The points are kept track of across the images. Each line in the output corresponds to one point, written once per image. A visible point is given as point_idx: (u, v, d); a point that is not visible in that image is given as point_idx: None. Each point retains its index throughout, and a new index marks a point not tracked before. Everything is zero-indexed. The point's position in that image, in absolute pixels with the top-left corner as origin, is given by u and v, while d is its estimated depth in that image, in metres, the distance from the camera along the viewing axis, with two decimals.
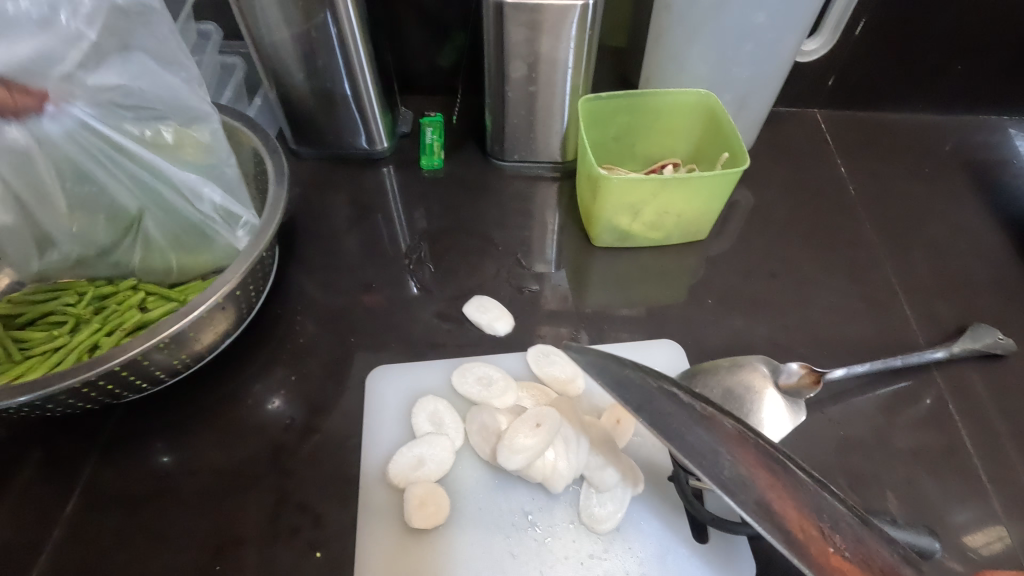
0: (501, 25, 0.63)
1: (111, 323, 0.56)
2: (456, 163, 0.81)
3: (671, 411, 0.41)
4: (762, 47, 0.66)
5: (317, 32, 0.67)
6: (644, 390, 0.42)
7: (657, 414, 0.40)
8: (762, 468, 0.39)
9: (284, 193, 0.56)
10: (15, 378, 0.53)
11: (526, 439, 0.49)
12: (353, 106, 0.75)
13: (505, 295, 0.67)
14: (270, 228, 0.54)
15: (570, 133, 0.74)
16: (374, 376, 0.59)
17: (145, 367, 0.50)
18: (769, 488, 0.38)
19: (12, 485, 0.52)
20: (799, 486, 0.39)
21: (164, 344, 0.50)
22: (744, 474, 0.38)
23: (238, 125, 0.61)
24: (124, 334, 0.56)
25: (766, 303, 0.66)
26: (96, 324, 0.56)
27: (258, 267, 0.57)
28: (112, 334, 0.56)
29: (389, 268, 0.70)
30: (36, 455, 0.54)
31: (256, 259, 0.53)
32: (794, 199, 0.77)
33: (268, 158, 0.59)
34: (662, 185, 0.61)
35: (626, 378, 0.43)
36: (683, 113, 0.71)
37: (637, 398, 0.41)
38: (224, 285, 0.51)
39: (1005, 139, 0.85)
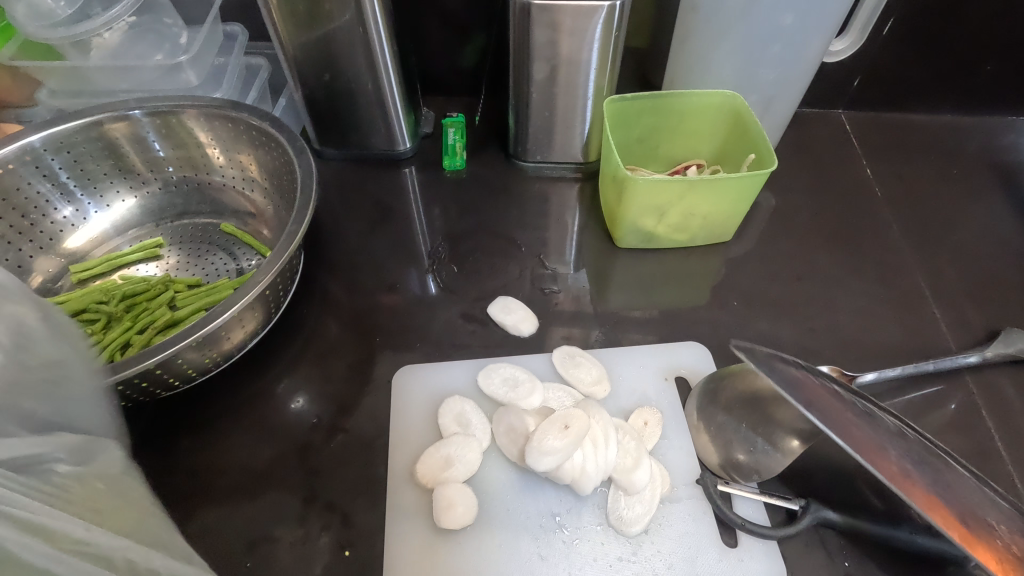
0: (528, 27, 0.63)
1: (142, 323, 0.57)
2: (478, 164, 0.81)
3: (837, 407, 0.40)
4: (789, 49, 0.66)
5: (343, 34, 0.67)
6: (808, 387, 0.40)
7: (830, 405, 0.39)
8: (928, 462, 0.39)
9: (312, 194, 0.57)
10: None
11: (555, 441, 0.49)
12: (377, 106, 0.75)
13: (529, 296, 0.67)
14: (299, 229, 0.55)
15: (593, 135, 0.74)
16: (401, 375, 0.59)
17: (178, 366, 0.51)
18: (940, 479, 0.38)
19: None
20: (956, 475, 0.40)
21: (196, 344, 0.50)
22: (920, 466, 0.38)
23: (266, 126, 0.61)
24: (156, 331, 0.57)
25: (792, 305, 0.66)
26: (127, 322, 0.57)
27: (286, 268, 0.57)
28: (142, 334, 0.57)
29: (413, 268, 0.70)
30: None
31: (286, 260, 0.54)
32: (819, 201, 0.76)
33: (295, 159, 0.59)
34: (689, 187, 0.61)
35: (791, 376, 0.40)
36: (708, 114, 0.70)
37: (806, 392, 0.39)
38: (254, 285, 0.52)
39: None
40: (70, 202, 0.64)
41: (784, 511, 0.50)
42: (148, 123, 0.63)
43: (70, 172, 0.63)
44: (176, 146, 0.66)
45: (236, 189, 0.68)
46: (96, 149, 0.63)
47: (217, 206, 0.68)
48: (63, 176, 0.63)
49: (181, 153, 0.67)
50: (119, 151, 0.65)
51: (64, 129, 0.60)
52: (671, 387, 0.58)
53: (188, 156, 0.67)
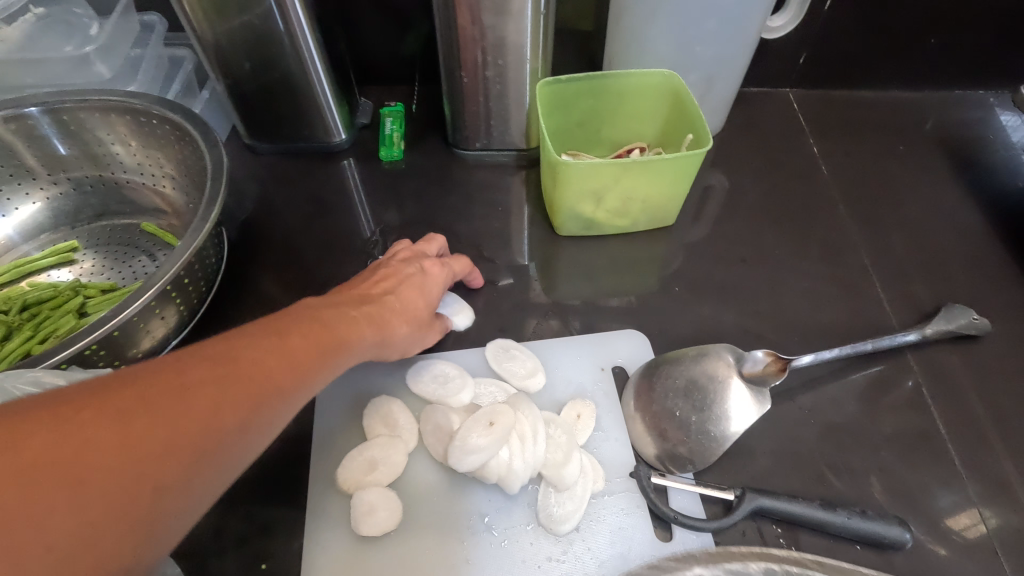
0: (452, 9, 0.60)
1: (45, 332, 0.53)
2: (418, 154, 0.78)
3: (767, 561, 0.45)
4: (725, 25, 0.64)
5: (260, 20, 0.64)
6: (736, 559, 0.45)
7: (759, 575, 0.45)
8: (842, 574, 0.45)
9: (223, 188, 0.53)
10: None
11: (479, 439, 0.46)
12: (307, 96, 0.72)
13: (467, 289, 0.64)
14: (208, 225, 0.52)
15: (532, 120, 0.72)
16: None
17: None
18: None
19: None
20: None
21: (93, 350, 0.47)
22: None
23: (175, 118, 0.58)
24: (59, 341, 0.53)
25: (737, 289, 0.64)
26: (28, 331, 0.53)
27: (198, 267, 0.54)
28: (45, 343, 0.53)
29: (348, 265, 0.67)
30: None
31: (192, 258, 0.51)
32: (765, 181, 0.75)
33: (207, 152, 0.56)
34: (624, 170, 0.59)
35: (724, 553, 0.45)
36: (647, 95, 0.68)
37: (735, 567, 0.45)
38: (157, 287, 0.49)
39: (982, 114, 0.83)
40: None
41: (721, 502, 0.48)
42: (50, 119, 0.59)
43: None
44: (84, 143, 0.62)
45: (153, 187, 0.64)
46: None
47: (135, 205, 0.65)
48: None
49: (91, 150, 0.63)
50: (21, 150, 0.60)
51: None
52: (609, 378, 0.56)
53: (99, 154, 0.63)
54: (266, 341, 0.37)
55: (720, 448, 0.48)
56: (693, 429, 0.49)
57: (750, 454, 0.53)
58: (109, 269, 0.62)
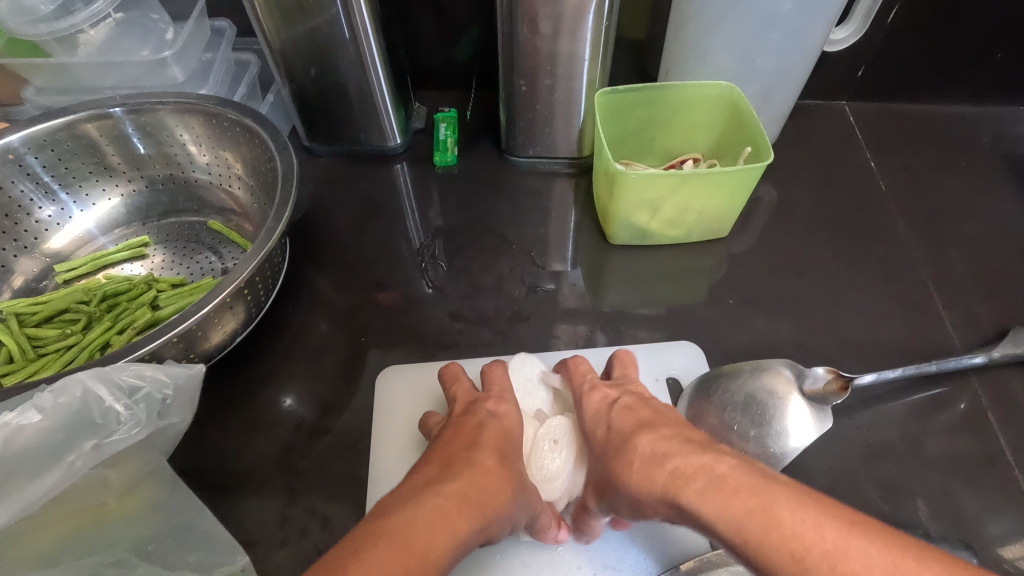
0: (514, 19, 0.61)
1: (124, 323, 0.56)
2: (470, 159, 0.79)
3: None
4: (787, 37, 0.63)
5: (328, 27, 0.66)
6: None
7: None
8: None
9: (293, 189, 0.55)
10: (29, 377, 0.53)
11: (541, 454, 0.51)
12: (366, 101, 0.74)
13: (518, 294, 0.65)
14: (278, 227, 0.53)
15: (586, 129, 0.72)
16: (386, 375, 0.58)
17: None
18: None
19: None
20: None
21: (173, 343, 0.49)
22: None
23: (248, 121, 0.60)
24: (136, 332, 0.56)
25: (791, 302, 0.64)
26: (107, 322, 0.56)
27: (267, 265, 0.56)
28: (124, 334, 0.56)
29: (401, 266, 0.69)
30: None
31: (264, 257, 0.53)
32: (820, 194, 0.74)
33: (277, 155, 0.58)
34: (682, 181, 0.59)
35: None
36: (703, 107, 0.68)
37: None
38: (232, 285, 0.50)
39: None
40: (54, 200, 0.63)
41: None
42: (130, 119, 0.62)
43: (53, 170, 0.62)
44: (161, 142, 0.65)
45: (221, 185, 0.67)
46: (78, 146, 0.62)
47: (203, 202, 0.68)
48: (46, 174, 0.62)
49: (165, 150, 0.66)
50: (102, 148, 0.64)
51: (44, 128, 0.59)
52: (663, 389, 0.57)
53: (172, 153, 0.66)
54: (438, 518, 0.38)
55: (778, 464, 0.48)
56: (751, 443, 0.49)
57: (805, 471, 0.52)
58: (179, 264, 0.64)
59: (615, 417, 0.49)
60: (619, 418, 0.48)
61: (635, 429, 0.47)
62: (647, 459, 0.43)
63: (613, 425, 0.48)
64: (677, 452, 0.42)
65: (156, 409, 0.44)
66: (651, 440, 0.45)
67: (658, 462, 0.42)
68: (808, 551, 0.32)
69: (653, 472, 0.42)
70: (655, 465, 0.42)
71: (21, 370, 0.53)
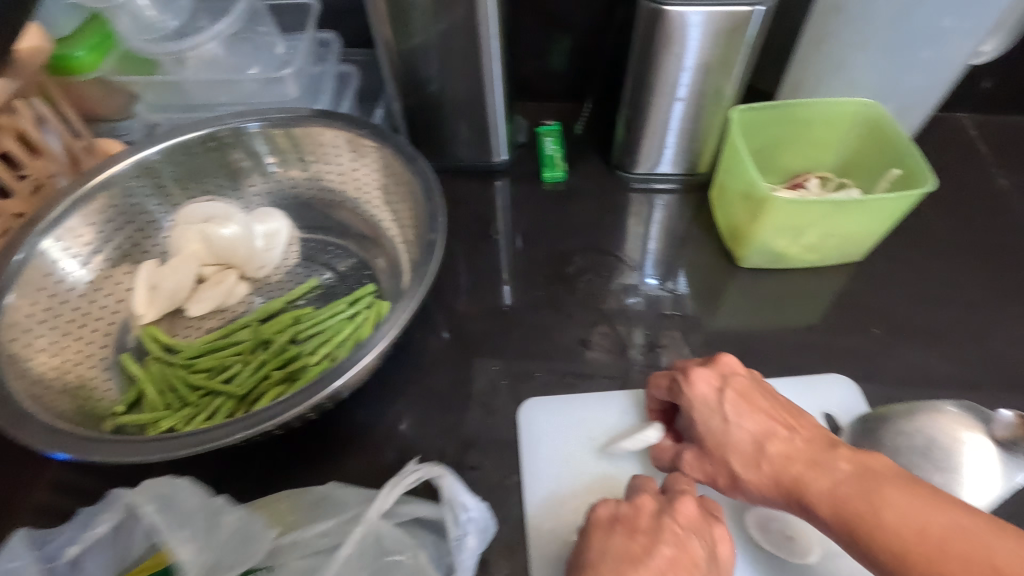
0: (652, 37, 0.59)
1: (277, 356, 0.54)
2: (579, 175, 0.77)
3: None
4: (936, 54, 0.60)
5: (457, 41, 0.63)
6: None
7: None
8: None
9: (439, 207, 0.52)
10: (183, 419, 0.51)
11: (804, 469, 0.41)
12: (477, 120, 0.72)
13: (650, 320, 0.62)
14: (431, 274, 0.49)
15: (709, 145, 0.70)
16: (525, 411, 0.56)
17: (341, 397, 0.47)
18: None
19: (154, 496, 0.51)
20: None
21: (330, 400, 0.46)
22: None
23: (363, 135, 0.60)
24: (288, 371, 0.54)
25: (937, 333, 0.60)
26: (263, 361, 0.54)
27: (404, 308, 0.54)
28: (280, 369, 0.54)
29: (525, 293, 0.65)
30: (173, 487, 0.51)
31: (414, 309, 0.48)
32: (951, 216, 0.70)
33: (409, 167, 0.56)
34: (836, 208, 0.56)
35: None
36: (838, 124, 0.65)
37: None
38: (381, 331, 0.46)
39: None
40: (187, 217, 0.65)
41: None
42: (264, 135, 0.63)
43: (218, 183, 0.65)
44: (292, 160, 0.65)
45: (363, 213, 0.65)
46: (214, 161, 0.63)
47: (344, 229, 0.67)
48: (196, 181, 0.64)
49: (316, 174, 0.66)
50: (242, 170, 0.65)
51: (190, 159, 0.62)
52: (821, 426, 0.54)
53: (318, 175, 0.66)
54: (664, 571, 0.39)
55: None
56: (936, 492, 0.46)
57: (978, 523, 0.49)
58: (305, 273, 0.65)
59: (737, 415, 0.45)
60: (736, 411, 0.45)
61: (765, 430, 0.44)
62: (734, 436, 0.44)
63: (728, 421, 0.45)
64: (796, 456, 0.42)
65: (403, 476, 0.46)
66: (781, 446, 0.43)
67: (782, 470, 0.41)
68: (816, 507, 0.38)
69: (771, 497, 0.42)
70: (771, 468, 0.42)
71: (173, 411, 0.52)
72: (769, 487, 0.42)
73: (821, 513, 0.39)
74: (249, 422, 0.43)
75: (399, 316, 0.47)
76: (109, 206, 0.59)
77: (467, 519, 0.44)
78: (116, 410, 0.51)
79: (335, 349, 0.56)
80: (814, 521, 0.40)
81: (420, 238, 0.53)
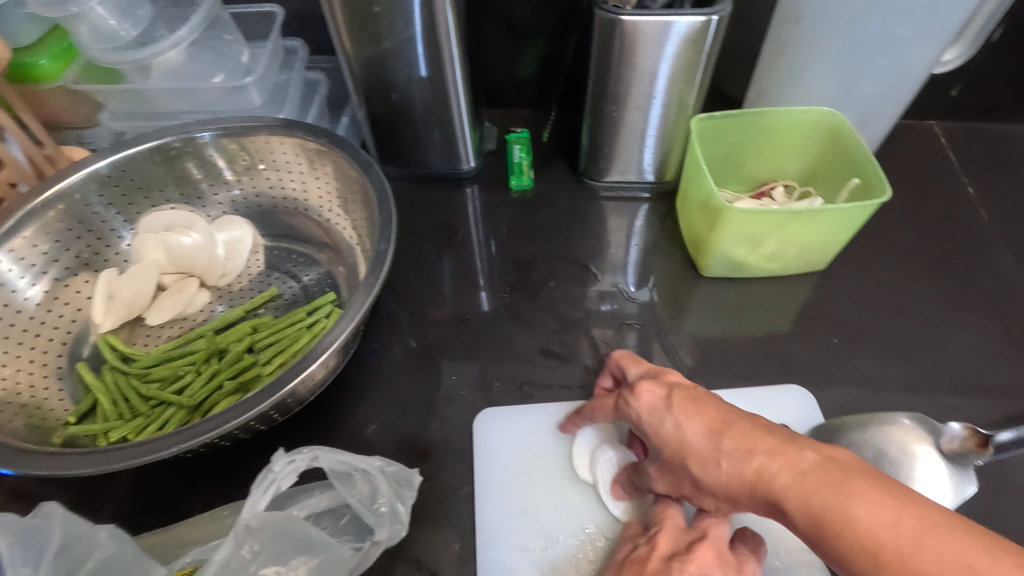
0: (609, 46, 0.59)
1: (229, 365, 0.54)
2: (547, 182, 0.77)
3: None
4: (893, 62, 0.60)
5: (417, 49, 0.63)
6: None
7: None
8: None
9: (391, 216, 0.52)
10: (134, 430, 0.51)
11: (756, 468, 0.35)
12: (442, 127, 0.72)
13: (610, 330, 0.62)
14: (379, 282, 0.49)
15: (674, 153, 0.70)
16: (481, 422, 0.56)
17: (288, 405, 0.47)
18: None
19: (105, 510, 0.51)
20: None
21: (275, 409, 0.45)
22: None
23: (321, 143, 0.60)
24: (242, 380, 0.54)
25: (896, 342, 0.60)
26: (214, 370, 0.53)
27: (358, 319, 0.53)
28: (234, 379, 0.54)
29: (487, 302, 0.65)
30: (124, 498, 0.51)
31: (361, 318, 0.48)
32: (916, 224, 0.70)
33: (364, 175, 0.56)
34: (790, 218, 0.56)
35: None
36: (800, 132, 0.65)
37: None
38: (327, 339, 0.46)
39: None
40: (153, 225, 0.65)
41: None
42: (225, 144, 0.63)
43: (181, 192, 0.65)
44: (254, 169, 0.66)
45: (326, 222, 0.65)
46: (176, 171, 0.64)
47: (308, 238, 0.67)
48: (158, 190, 0.64)
49: (280, 180, 0.66)
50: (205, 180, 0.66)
51: (150, 168, 0.62)
52: None
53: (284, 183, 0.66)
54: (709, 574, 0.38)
55: None
56: None
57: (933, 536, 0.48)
58: (265, 280, 0.65)
59: (677, 418, 0.41)
60: (680, 415, 0.41)
61: (710, 432, 0.38)
62: (692, 443, 0.39)
63: (680, 424, 0.40)
64: (746, 450, 0.36)
65: (347, 483, 0.45)
66: (734, 442, 0.37)
67: (740, 463, 0.36)
68: (851, 527, 0.30)
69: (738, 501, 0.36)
70: (736, 460, 0.36)
71: (123, 422, 0.51)
72: (732, 484, 0.36)
73: (793, 504, 0.33)
74: (188, 433, 0.43)
75: (345, 326, 0.47)
76: (68, 215, 0.59)
77: (357, 470, 0.45)
78: (68, 420, 0.52)
79: (290, 359, 0.56)
80: (786, 521, 0.34)
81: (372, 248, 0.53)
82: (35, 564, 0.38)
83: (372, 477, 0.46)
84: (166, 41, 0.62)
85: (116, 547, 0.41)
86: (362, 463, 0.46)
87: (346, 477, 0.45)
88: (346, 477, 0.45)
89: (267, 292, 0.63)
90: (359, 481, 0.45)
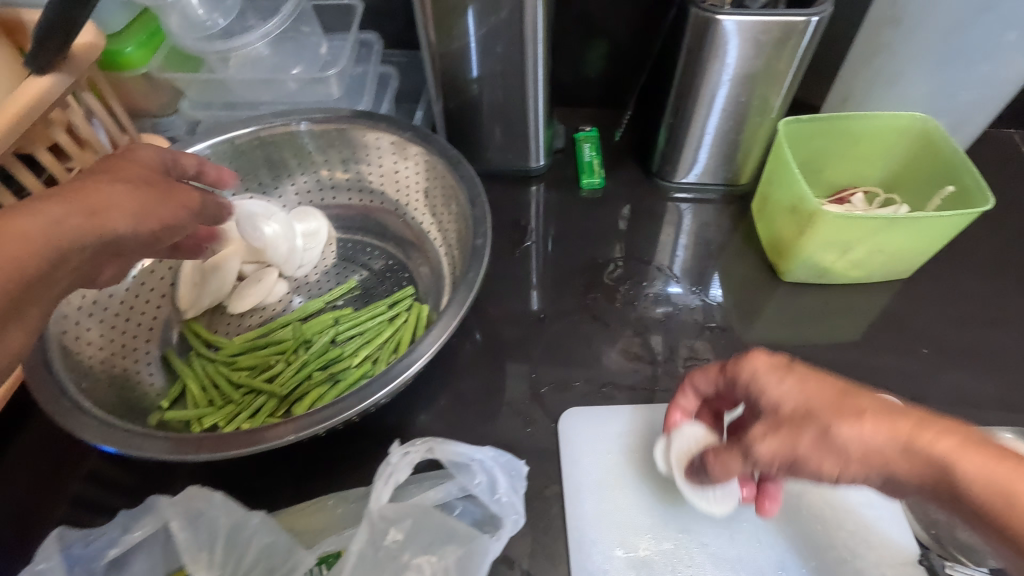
0: (701, 45, 0.58)
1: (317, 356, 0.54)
2: (617, 182, 0.76)
3: None
4: (993, 69, 0.58)
5: (503, 43, 0.63)
6: None
7: None
8: None
9: (486, 210, 0.52)
10: (228, 417, 0.51)
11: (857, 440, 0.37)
12: (516, 123, 0.71)
13: (691, 332, 0.61)
14: (478, 278, 0.48)
15: (753, 156, 0.69)
16: (565, 420, 0.54)
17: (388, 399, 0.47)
18: None
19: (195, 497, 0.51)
20: None
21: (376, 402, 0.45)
22: None
23: (408, 136, 0.60)
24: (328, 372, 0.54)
25: (988, 356, 0.59)
26: (302, 360, 0.54)
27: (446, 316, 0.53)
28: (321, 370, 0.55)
29: (561, 300, 0.65)
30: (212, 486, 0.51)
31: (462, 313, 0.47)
32: (1001, 236, 0.68)
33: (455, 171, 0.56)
34: (887, 225, 0.55)
35: None
36: (887, 138, 0.64)
37: None
38: (431, 331, 0.46)
39: None
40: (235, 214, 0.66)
41: None
42: (308, 135, 0.63)
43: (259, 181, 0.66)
44: (333, 161, 0.66)
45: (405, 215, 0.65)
46: (259, 161, 0.64)
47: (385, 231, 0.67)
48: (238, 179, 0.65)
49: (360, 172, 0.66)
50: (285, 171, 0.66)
51: (235, 158, 0.63)
52: None
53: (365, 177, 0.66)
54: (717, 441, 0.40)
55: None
56: None
57: None
58: (342, 272, 0.65)
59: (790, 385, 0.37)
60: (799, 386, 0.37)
61: (835, 395, 0.36)
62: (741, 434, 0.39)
63: (787, 387, 0.37)
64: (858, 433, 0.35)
65: (464, 474, 0.45)
66: (868, 404, 0.35)
67: (886, 423, 0.34)
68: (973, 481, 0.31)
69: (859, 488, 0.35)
70: (872, 425, 0.34)
71: (215, 409, 0.52)
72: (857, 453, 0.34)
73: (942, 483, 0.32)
74: (300, 425, 0.42)
75: (447, 320, 0.46)
76: None
77: (474, 460, 0.45)
78: (161, 405, 0.52)
79: (373, 351, 0.56)
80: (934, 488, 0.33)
81: (465, 243, 0.53)
82: (210, 548, 0.43)
83: (488, 468, 0.45)
84: (256, 32, 0.63)
85: (271, 537, 0.44)
86: (473, 453, 0.45)
87: (463, 469, 0.45)
88: (464, 468, 0.45)
89: (345, 284, 0.63)
90: (476, 475, 0.45)
